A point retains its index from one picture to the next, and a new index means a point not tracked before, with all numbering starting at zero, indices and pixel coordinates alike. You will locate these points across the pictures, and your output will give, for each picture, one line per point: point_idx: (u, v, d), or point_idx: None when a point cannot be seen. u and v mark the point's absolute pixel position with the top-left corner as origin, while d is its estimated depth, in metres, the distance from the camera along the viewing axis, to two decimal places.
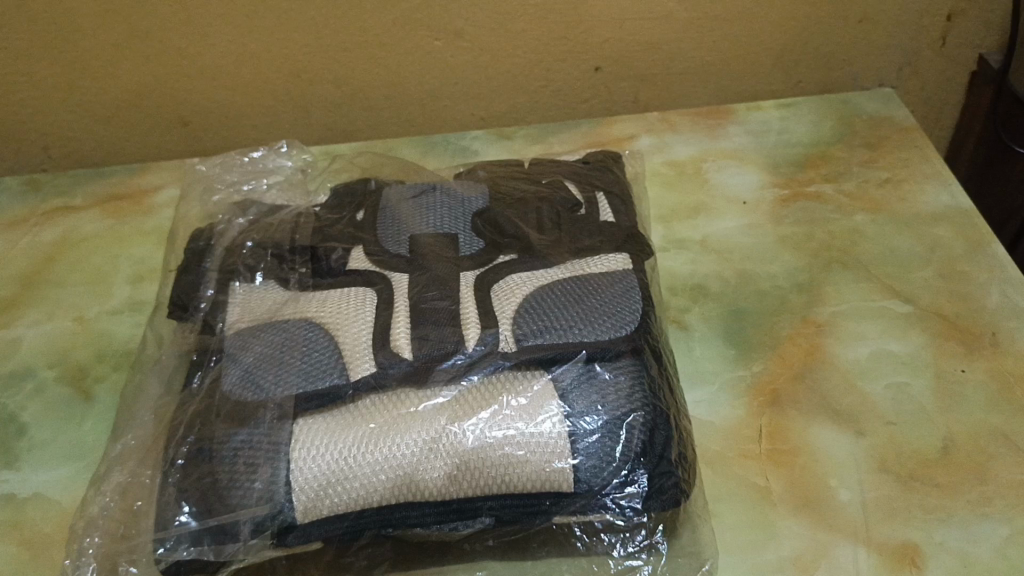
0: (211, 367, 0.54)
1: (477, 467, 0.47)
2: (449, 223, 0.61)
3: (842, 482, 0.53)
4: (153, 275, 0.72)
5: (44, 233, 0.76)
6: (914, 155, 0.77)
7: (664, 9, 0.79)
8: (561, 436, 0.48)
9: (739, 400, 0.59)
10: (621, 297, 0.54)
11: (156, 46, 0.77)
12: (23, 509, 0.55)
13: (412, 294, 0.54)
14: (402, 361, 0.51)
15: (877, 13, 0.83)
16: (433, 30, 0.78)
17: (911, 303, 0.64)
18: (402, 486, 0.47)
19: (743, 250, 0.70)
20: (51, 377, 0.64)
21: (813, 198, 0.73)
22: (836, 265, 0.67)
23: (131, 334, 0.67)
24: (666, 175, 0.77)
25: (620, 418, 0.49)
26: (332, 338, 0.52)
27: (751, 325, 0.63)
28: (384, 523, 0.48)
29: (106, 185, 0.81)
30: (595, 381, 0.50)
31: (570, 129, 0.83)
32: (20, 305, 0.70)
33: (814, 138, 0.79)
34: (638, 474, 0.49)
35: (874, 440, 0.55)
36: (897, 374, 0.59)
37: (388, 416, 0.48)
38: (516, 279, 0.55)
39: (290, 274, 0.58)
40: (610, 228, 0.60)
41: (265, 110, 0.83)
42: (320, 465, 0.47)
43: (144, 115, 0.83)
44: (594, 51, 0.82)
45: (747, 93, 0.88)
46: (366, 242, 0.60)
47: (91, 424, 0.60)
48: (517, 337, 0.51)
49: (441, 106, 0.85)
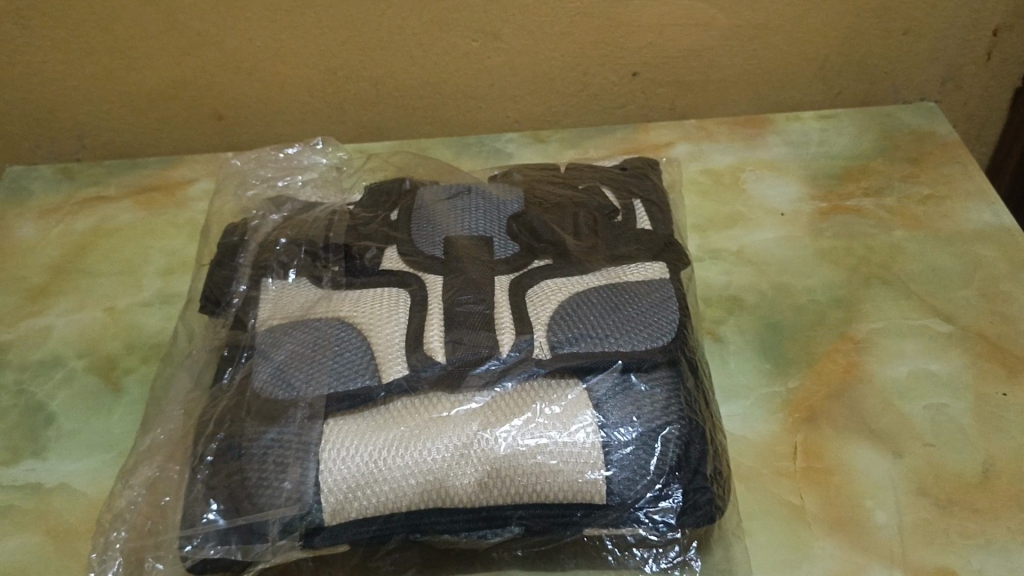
0: (243, 363, 0.53)
1: (508, 475, 0.47)
2: (484, 226, 0.60)
3: (878, 503, 0.52)
4: (184, 268, 0.72)
5: (77, 222, 0.76)
6: (956, 171, 0.75)
7: (705, 15, 0.78)
8: (594, 447, 0.47)
9: (774, 416, 0.57)
10: (658, 306, 0.53)
11: (194, 39, 0.77)
12: (50, 499, 0.55)
13: (446, 296, 0.54)
14: (435, 364, 0.50)
15: (922, 26, 0.81)
16: (471, 31, 0.77)
17: (952, 322, 0.63)
18: (432, 492, 0.46)
19: (780, 262, 0.68)
20: (80, 367, 0.64)
21: (853, 212, 0.72)
22: (876, 281, 0.66)
23: (161, 327, 0.67)
24: (703, 184, 0.76)
25: (656, 430, 0.48)
26: (365, 338, 0.52)
27: (787, 340, 0.62)
28: (412, 527, 0.47)
29: (139, 176, 0.81)
30: (630, 392, 0.49)
31: (605, 135, 0.82)
32: (52, 293, 0.70)
33: (855, 151, 0.78)
34: (672, 488, 0.48)
35: (911, 462, 0.54)
36: (937, 395, 0.58)
37: (419, 419, 0.48)
38: (551, 285, 0.55)
39: (323, 272, 0.58)
40: (647, 235, 0.59)
41: (299, 106, 0.83)
42: (349, 467, 0.46)
43: (179, 108, 0.83)
44: (633, 56, 0.81)
45: (786, 103, 0.87)
46: (400, 242, 0.59)
47: (120, 416, 0.60)
48: (552, 344, 0.51)
49: (477, 107, 0.84)
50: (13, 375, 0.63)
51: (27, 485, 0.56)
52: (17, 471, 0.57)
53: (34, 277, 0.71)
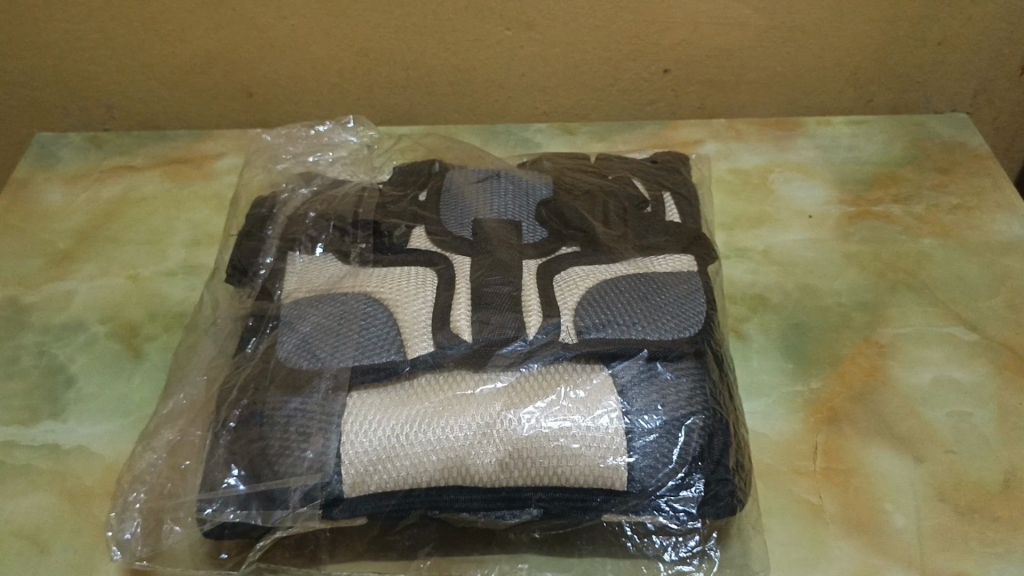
0: (268, 333, 0.54)
1: (530, 456, 0.46)
2: (514, 210, 0.60)
3: (898, 507, 0.52)
4: (210, 240, 0.72)
5: (103, 191, 0.77)
6: (985, 182, 0.75)
7: (740, 15, 0.78)
8: (617, 433, 0.47)
9: (796, 415, 0.57)
10: (686, 298, 0.53)
11: (227, 14, 0.77)
12: (67, 460, 0.55)
13: (474, 277, 0.54)
14: (461, 343, 0.50)
15: (957, 37, 0.81)
16: (504, 19, 0.77)
17: (978, 331, 0.62)
18: (453, 469, 0.46)
19: (806, 264, 0.68)
20: (102, 332, 0.64)
21: (880, 218, 0.72)
22: (901, 287, 0.66)
23: (185, 297, 0.67)
24: (731, 183, 0.76)
25: (680, 420, 0.48)
26: (391, 314, 0.51)
27: (810, 341, 0.62)
28: (431, 504, 0.47)
29: (167, 148, 0.81)
30: (656, 380, 0.49)
31: (634, 129, 0.82)
32: (76, 259, 0.70)
33: (884, 158, 0.78)
34: (694, 478, 0.48)
35: (932, 468, 0.54)
36: (960, 403, 0.57)
37: (443, 397, 0.48)
38: (579, 271, 0.54)
39: (351, 247, 0.58)
40: (676, 228, 0.59)
41: (330, 87, 0.83)
42: (371, 440, 0.46)
43: (209, 82, 0.83)
44: (665, 53, 0.81)
45: (816, 107, 0.86)
46: (430, 221, 0.59)
47: (140, 381, 0.60)
48: (579, 329, 0.50)
49: (506, 96, 0.84)
50: (35, 336, 0.63)
51: (44, 446, 0.56)
52: (35, 431, 0.57)
53: (59, 242, 0.71)
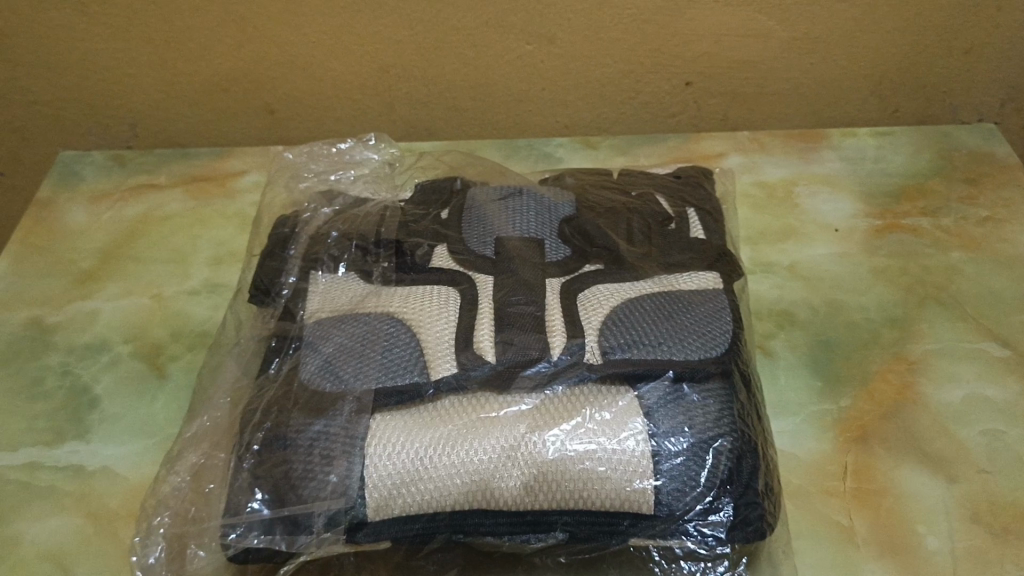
0: (290, 354, 0.53)
1: (556, 480, 0.46)
2: (536, 228, 0.59)
3: (930, 529, 0.51)
4: (232, 258, 0.72)
5: (126, 209, 0.77)
6: (1016, 194, 0.74)
7: (761, 27, 0.77)
8: (643, 455, 0.46)
9: (825, 435, 0.56)
10: (712, 317, 0.52)
11: (249, 32, 0.78)
12: (92, 481, 0.55)
13: (497, 296, 0.53)
14: (484, 364, 0.49)
15: (985, 45, 0.80)
16: (525, 34, 0.77)
17: (1010, 347, 0.61)
18: (477, 493, 0.46)
19: (833, 278, 0.67)
20: (126, 352, 0.64)
21: (908, 231, 0.71)
22: (931, 302, 0.65)
23: (207, 316, 0.67)
24: (755, 197, 0.75)
25: (707, 442, 0.47)
26: (414, 335, 0.51)
27: (839, 358, 0.61)
28: (456, 528, 0.47)
29: (189, 166, 0.81)
30: (682, 402, 0.48)
31: (657, 143, 0.81)
32: (100, 278, 0.70)
33: (911, 170, 0.77)
34: (722, 502, 0.47)
35: (966, 489, 0.53)
36: (993, 421, 0.56)
37: (467, 419, 0.47)
38: (603, 291, 0.54)
39: (374, 267, 0.58)
40: (701, 244, 0.59)
41: (351, 104, 0.83)
42: (394, 463, 0.46)
43: (230, 100, 0.83)
44: (687, 66, 0.80)
45: (841, 118, 0.85)
46: (452, 240, 0.59)
47: (164, 401, 0.60)
48: (603, 350, 0.50)
49: (527, 110, 0.84)
50: (60, 357, 0.64)
51: (69, 467, 0.56)
52: (60, 451, 0.57)
53: (83, 261, 0.72)
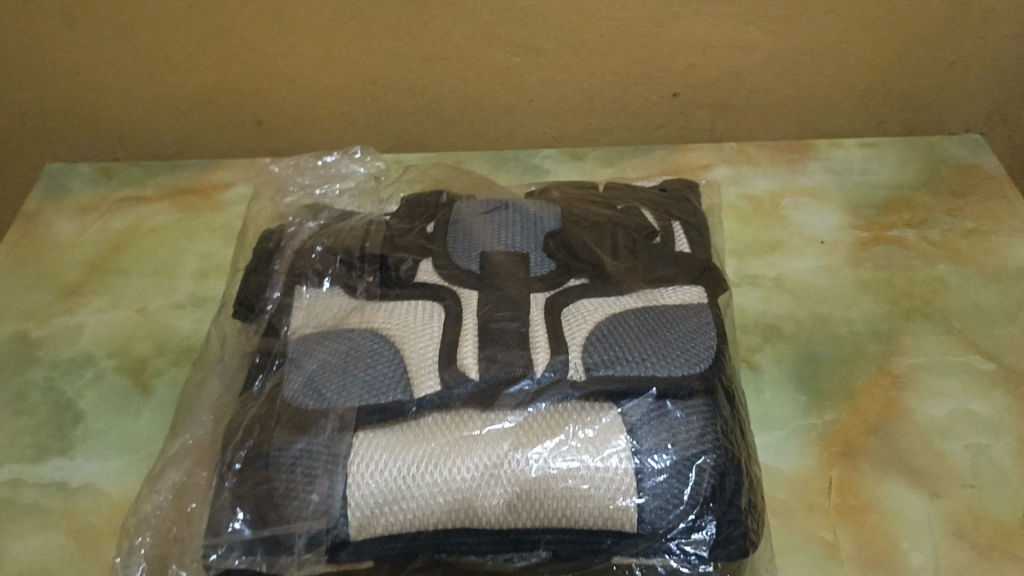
0: (274, 371, 0.53)
1: (538, 498, 0.46)
2: (521, 242, 0.59)
3: (914, 545, 0.51)
4: (218, 272, 0.72)
5: (113, 222, 0.77)
6: (1001, 206, 0.74)
7: (748, 38, 0.77)
8: (626, 472, 0.46)
9: (810, 450, 0.56)
10: (696, 331, 0.52)
11: (236, 44, 0.78)
12: (75, 498, 0.55)
13: (481, 312, 0.53)
14: (468, 382, 0.49)
15: (971, 57, 0.80)
16: (512, 46, 0.77)
17: (995, 360, 0.61)
18: (459, 511, 0.46)
19: (819, 291, 0.67)
20: (111, 366, 0.64)
21: (894, 243, 0.71)
22: (917, 315, 0.65)
23: (193, 330, 0.67)
24: (742, 209, 0.75)
25: (690, 459, 0.47)
26: (397, 351, 0.51)
27: (824, 372, 0.61)
28: (439, 547, 0.46)
29: (176, 178, 0.81)
30: (665, 419, 0.48)
31: (644, 155, 0.81)
32: (86, 291, 0.70)
33: (897, 182, 0.77)
34: (706, 520, 0.47)
35: (950, 504, 0.53)
36: (978, 435, 0.56)
37: (451, 436, 0.47)
38: (587, 306, 0.54)
39: (358, 282, 0.58)
40: (686, 258, 0.59)
41: (339, 115, 0.83)
42: (377, 480, 0.46)
43: (218, 112, 0.83)
44: (674, 77, 0.80)
45: (828, 129, 0.86)
46: (436, 254, 0.59)
47: (148, 417, 0.60)
48: (587, 367, 0.50)
49: (515, 121, 0.84)
50: (44, 372, 0.63)
51: (52, 483, 0.56)
52: (43, 468, 0.57)
53: (69, 274, 0.72)
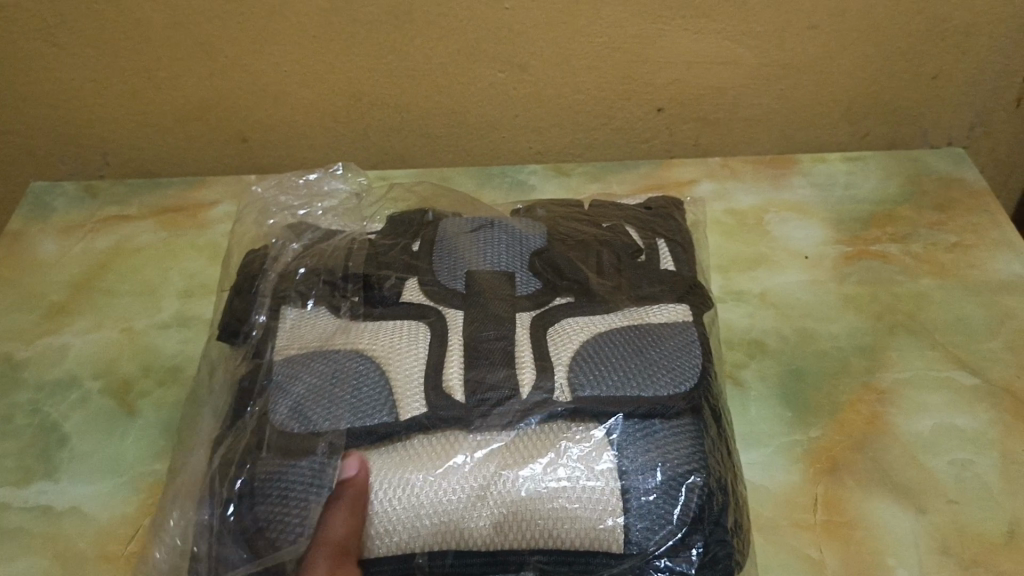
0: (258, 394, 0.53)
1: (525, 519, 0.46)
2: (507, 261, 0.59)
3: (900, 561, 0.51)
4: (204, 291, 0.72)
5: (98, 241, 0.77)
6: (983, 219, 0.74)
7: (732, 54, 0.78)
8: (613, 493, 0.46)
9: (796, 466, 0.56)
10: (682, 350, 0.52)
11: (221, 62, 0.77)
12: (60, 522, 0.55)
13: (467, 331, 0.53)
14: (455, 404, 0.49)
15: (952, 71, 0.81)
16: (497, 62, 0.78)
17: (979, 375, 0.62)
18: (447, 532, 0.46)
19: (803, 306, 0.68)
20: (96, 388, 0.63)
21: (878, 258, 0.72)
22: (901, 330, 0.65)
23: (178, 351, 0.66)
24: (726, 224, 0.76)
25: (679, 478, 0.47)
26: (383, 373, 0.51)
27: (810, 388, 0.61)
28: (425, 568, 0.47)
29: (162, 196, 0.81)
30: (654, 437, 0.48)
31: (629, 169, 0.81)
32: (70, 311, 0.70)
33: (881, 196, 0.78)
34: (693, 539, 0.47)
35: (935, 519, 0.53)
36: (962, 450, 0.57)
37: (439, 458, 0.47)
38: (572, 325, 0.54)
39: (342, 301, 0.58)
40: (671, 276, 0.59)
41: (324, 131, 0.83)
42: (362, 504, 0.46)
43: (203, 129, 0.83)
44: (658, 92, 0.81)
45: (812, 142, 0.86)
46: (422, 273, 0.59)
47: (133, 439, 0.60)
48: (573, 387, 0.50)
49: (500, 137, 0.84)
50: (28, 393, 0.63)
51: (36, 508, 0.56)
52: (27, 492, 0.56)
53: (53, 294, 0.71)
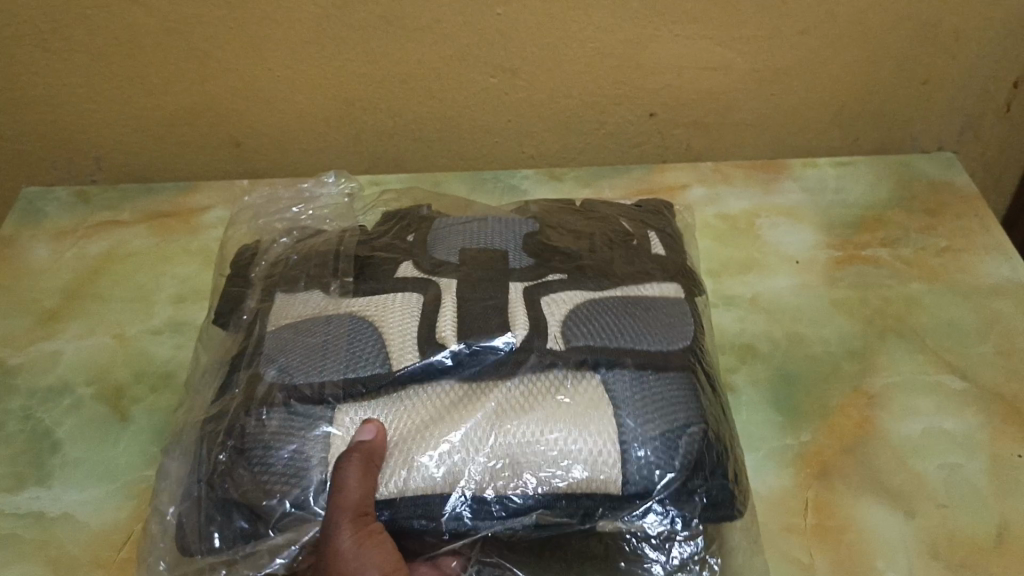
0: (251, 355, 0.53)
1: (517, 467, 0.46)
2: (499, 242, 0.59)
3: (889, 564, 0.51)
4: (197, 296, 0.72)
5: (91, 246, 0.77)
6: (973, 223, 0.75)
7: (723, 59, 0.78)
8: (611, 441, 0.46)
9: (786, 470, 0.57)
10: (676, 318, 0.53)
11: (214, 66, 0.77)
12: (53, 529, 0.55)
13: (459, 293, 0.53)
14: (446, 353, 0.49)
15: (942, 75, 0.81)
16: (489, 67, 0.78)
17: (968, 379, 0.62)
18: (447, 474, 0.46)
19: (794, 310, 0.68)
20: (88, 394, 0.63)
21: (868, 262, 0.72)
22: (891, 334, 0.66)
23: (170, 356, 0.66)
24: (717, 228, 0.76)
25: (679, 426, 0.47)
26: (377, 329, 0.51)
27: (800, 392, 0.62)
28: (421, 511, 0.46)
29: (155, 201, 0.81)
30: (652, 386, 0.48)
31: (621, 174, 0.82)
32: (62, 317, 0.70)
33: (871, 200, 0.78)
34: (695, 486, 0.47)
35: (925, 523, 0.53)
36: (951, 453, 0.57)
37: (440, 407, 0.48)
38: (567, 291, 0.54)
39: (331, 279, 0.57)
40: (663, 259, 0.59)
41: (317, 136, 0.83)
42: (357, 459, 0.45)
43: (196, 132, 0.83)
44: (650, 97, 0.81)
45: (803, 146, 0.87)
46: (414, 255, 0.58)
47: (126, 445, 0.60)
48: (567, 338, 0.50)
49: (492, 141, 0.84)
50: (21, 400, 0.63)
51: (30, 514, 0.56)
52: (20, 499, 0.57)
53: (45, 300, 0.71)
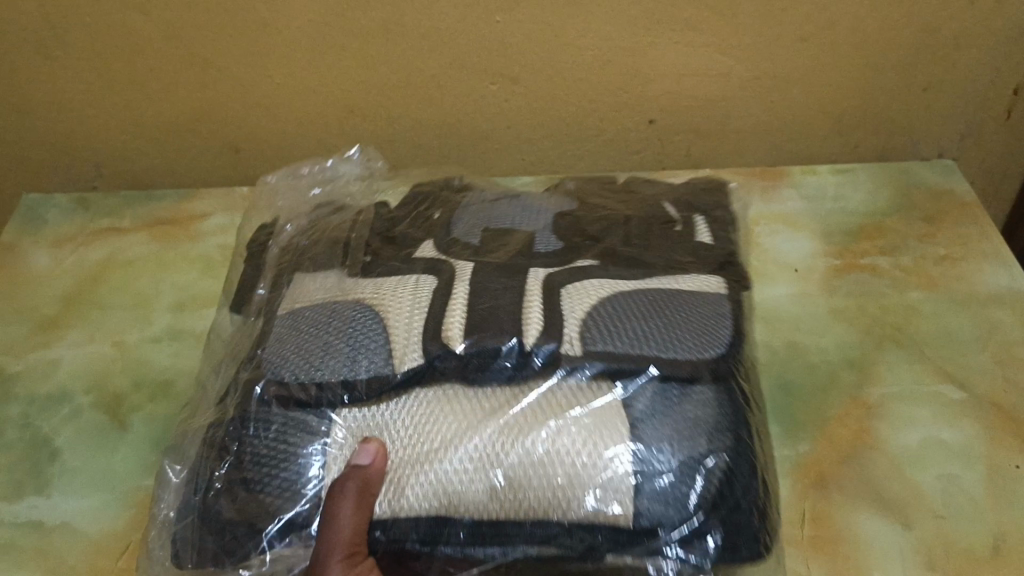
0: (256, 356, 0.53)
1: (521, 487, 0.45)
2: (529, 225, 0.60)
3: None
4: (196, 303, 0.72)
5: (91, 253, 0.77)
6: (973, 231, 0.75)
7: (722, 67, 0.78)
8: (626, 477, 0.45)
9: (784, 481, 0.57)
10: (711, 318, 0.51)
11: (214, 73, 0.78)
12: (50, 537, 0.55)
13: (471, 283, 0.52)
14: (452, 355, 0.48)
15: (942, 83, 0.81)
16: (489, 75, 0.78)
17: (967, 389, 0.62)
18: (456, 505, 0.45)
19: (793, 319, 0.68)
20: (87, 402, 0.64)
21: (868, 270, 0.72)
22: (889, 344, 0.66)
23: (169, 364, 0.67)
24: None
25: (698, 460, 0.46)
26: (382, 321, 0.51)
27: (798, 401, 0.62)
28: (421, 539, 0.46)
29: (155, 208, 0.81)
30: (675, 412, 0.47)
31: None
32: (61, 324, 0.70)
33: (870, 208, 0.78)
34: (709, 525, 0.46)
35: (921, 533, 0.53)
36: (948, 464, 0.57)
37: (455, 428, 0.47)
38: (591, 282, 0.53)
39: (352, 264, 0.58)
40: (705, 250, 0.59)
41: (317, 142, 0.83)
42: (353, 495, 0.45)
43: (196, 138, 0.83)
44: (649, 104, 0.81)
45: (803, 153, 0.86)
46: (438, 237, 0.60)
47: (125, 453, 0.60)
48: (585, 341, 0.49)
49: (492, 148, 0.84)
50: (20, 407, 0.63)
51: (28, 523, 0.56)
52: (19, 507, 0.57)
53: (45, 307, 0.72)
